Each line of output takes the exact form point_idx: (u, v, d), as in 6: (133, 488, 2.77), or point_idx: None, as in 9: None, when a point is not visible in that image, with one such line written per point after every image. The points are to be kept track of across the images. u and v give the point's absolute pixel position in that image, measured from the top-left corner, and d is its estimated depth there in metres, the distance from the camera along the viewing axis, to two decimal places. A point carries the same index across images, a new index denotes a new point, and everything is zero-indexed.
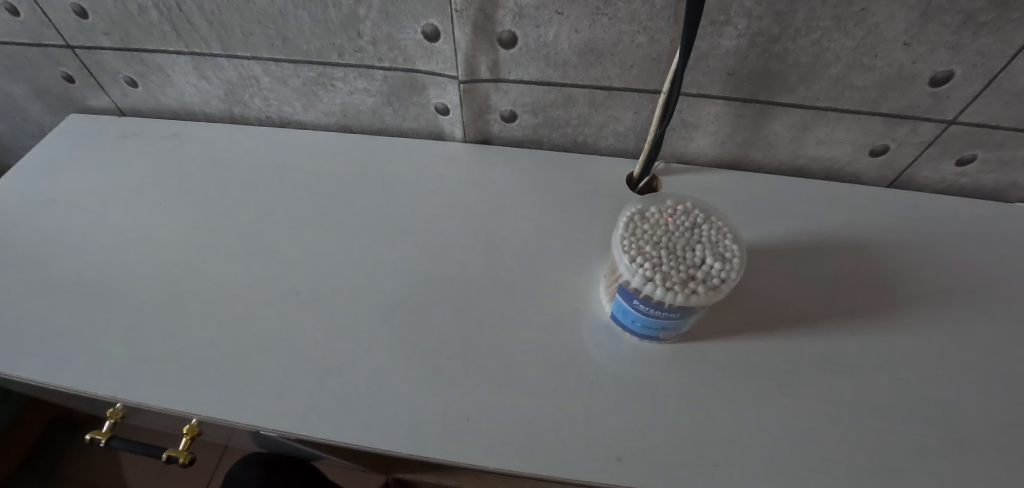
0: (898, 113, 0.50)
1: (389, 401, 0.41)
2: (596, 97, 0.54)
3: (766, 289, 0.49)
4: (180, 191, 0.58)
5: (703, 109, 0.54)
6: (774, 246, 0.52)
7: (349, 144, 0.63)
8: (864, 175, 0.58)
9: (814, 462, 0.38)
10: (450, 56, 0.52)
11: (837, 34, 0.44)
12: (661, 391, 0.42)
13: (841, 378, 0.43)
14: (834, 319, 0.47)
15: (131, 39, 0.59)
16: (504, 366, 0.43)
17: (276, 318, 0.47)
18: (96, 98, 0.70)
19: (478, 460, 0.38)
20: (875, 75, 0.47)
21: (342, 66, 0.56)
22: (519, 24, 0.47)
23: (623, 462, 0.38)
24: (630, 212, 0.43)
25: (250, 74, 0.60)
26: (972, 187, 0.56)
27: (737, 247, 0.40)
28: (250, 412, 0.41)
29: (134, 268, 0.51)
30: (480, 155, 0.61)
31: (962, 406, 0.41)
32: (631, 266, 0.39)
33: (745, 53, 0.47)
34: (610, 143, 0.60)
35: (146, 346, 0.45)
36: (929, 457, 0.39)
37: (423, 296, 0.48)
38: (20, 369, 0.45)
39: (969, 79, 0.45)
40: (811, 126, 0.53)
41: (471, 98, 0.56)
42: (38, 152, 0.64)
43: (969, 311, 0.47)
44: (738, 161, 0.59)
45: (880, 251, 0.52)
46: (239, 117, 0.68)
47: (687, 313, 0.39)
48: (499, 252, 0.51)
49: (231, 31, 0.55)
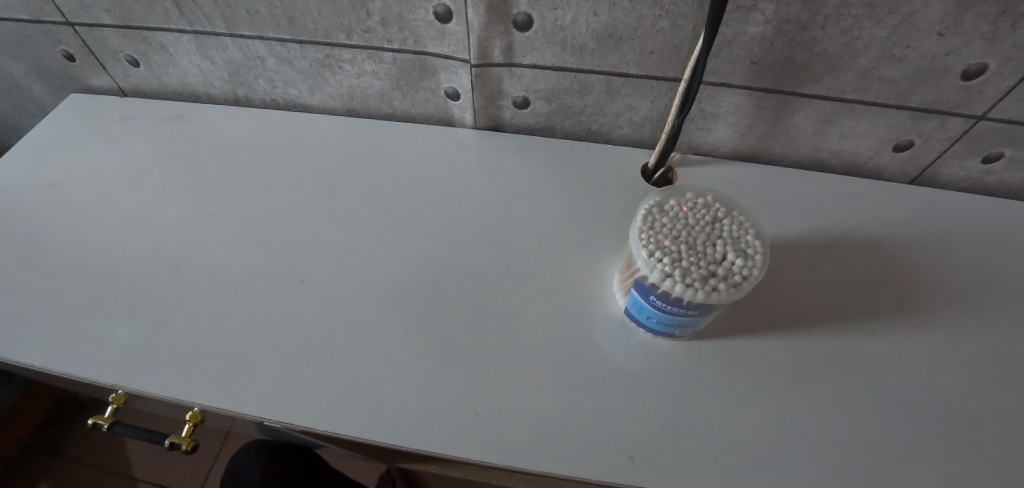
0: (925, 107, 0.48)
1: (395, 394, 0.40)
2: (613, 84, 0.52)
3: (784, 287, 0.47)
4: (181, 175, 0.57)
5: (722, 99, 0.52)
6: (794, 243, 0.51)
7: (356, 128, 0.61)
8: (887, 171, 0.56)
9: (832, 466, 0.37)
10: (461, 38, 0.50)
11: (869, 22, 0.42)
12: (674, 390, 0.41)
13: (862, 379, 0.42)
14: (854, 319, 0.45)
15: (134, 16, 0.57)
16: (514, 360, 0.42)
17: (282, 306, 0.46)
18: (98, 77, 0.68)
19: (488, 456, 0.37)
20: (906, 68, 0.45)
21: (350, 47, 0.54)
22: (535, 6, 0.45)
23: (636, 462, 0.37)
24: (648, 204, 0.42)
25: (255, 54, 0.58)
26: (997, 186, 0.55)
27: (760, 243, 0.39)
28: (254, 403, 0.40)
29: (138, 253, 0.50)
30: (490, 142, 0.59)
31: (984, 411, 0.40)
32: (650, 260, 0.37)
33: (771, 41, 0.45)
34: (625, 133, 0.58)
35: (148, 333, 0.44)
36: (952, 465, 0.37)
37: (431, 287, 0.47)
38: (19, 355, 0.44)
39: (1003, 73, 0.43)
40: (834, 119, 0.51)
41: (483, 83, 0.55)
42: (40, 133, 0.63)
43: (992, 313, 0.46)
44: (757, 154, 0.58)
45: (901, 251, 0.50)
46: (243, 99, 0.66)
47: (706, 311, 0.38)
48: (510, 242, 0.50)
49: (236, 9, 0.53)
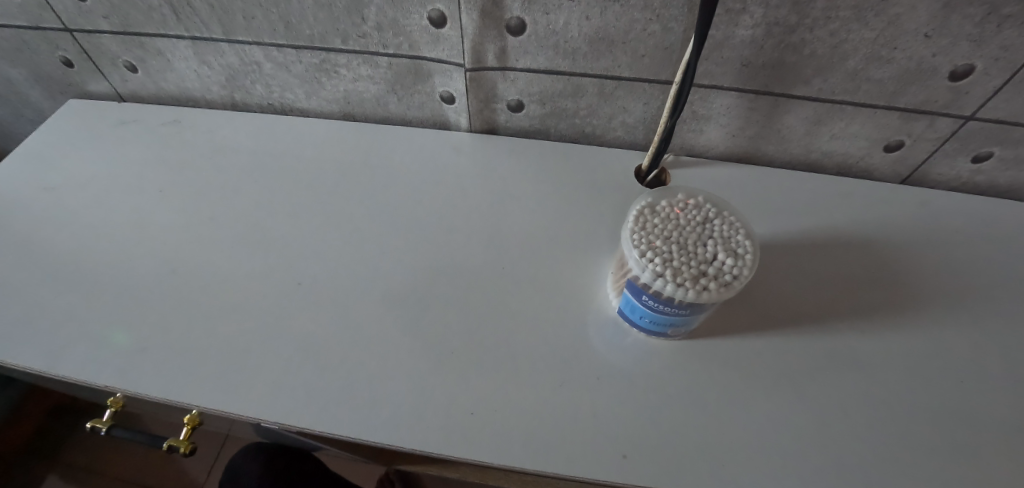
0: (914, 108, 0.49)
1: (391, 395, 0.41)
2: (606, 87, 0.52)
3: (777, 287, 0.48)
4: (179, 179, 0.57)
5: (714, 101, 0.52)
6: (786, 243, 0.51)
7: (352, 132, 0.61)
8: (878, 171, 0.57)
9: (822, 463, 0.38)
10: (456, 42, 0.50)
11: (857, 25, 0.42)
12: (667, 389, 0.41)
13: (852, 377, 0.42)
14: (845, 317, 0.46)
15: (132, 23, 0.58)
16: (509, 361, 0.42)
17: (279, 308, 0.46)
18: (96, 83, 0.69)
19: (483, 456, 0.37)
20: (894, 69, 0.45)
21: (346, 52, 0.55)
22: (528, 11, 0.46)
23: (630, 460, 0.37)
24: (640, 206, 0.42)
25: (252, 60, 0.59)
26: (987, 185, 0.55)
27: (750, 243, 0.39)
28: (251, 404, 0.40)
29: (135, 257, 0.51)
30: (486, 145, 0.60)
31: (974, 409, 0.41)
32: (641, 261, 0.38)
33: (761, 44, 0.45)
34: (619, 135, 0.58)
35: (146, 336, 0.45)
36: (942, 462, 0.38)
37: (427, 289, 0.47)
38: (17, 359, 0.44)
39: (990, 74, 0.44)
40: (825, 120, 0.52)
41: (477, 87, 0.55)
42: (38, 138, 0.63)
43: (981, 311, 0.46)
44: (749, 154, 0.58)
45: (892, 250, 0.51)
46: (241, 104, 0.66)
47: (697, 311, 0.38)
48: (505, 244, 0.50)
49: (233, 15, 0.53)
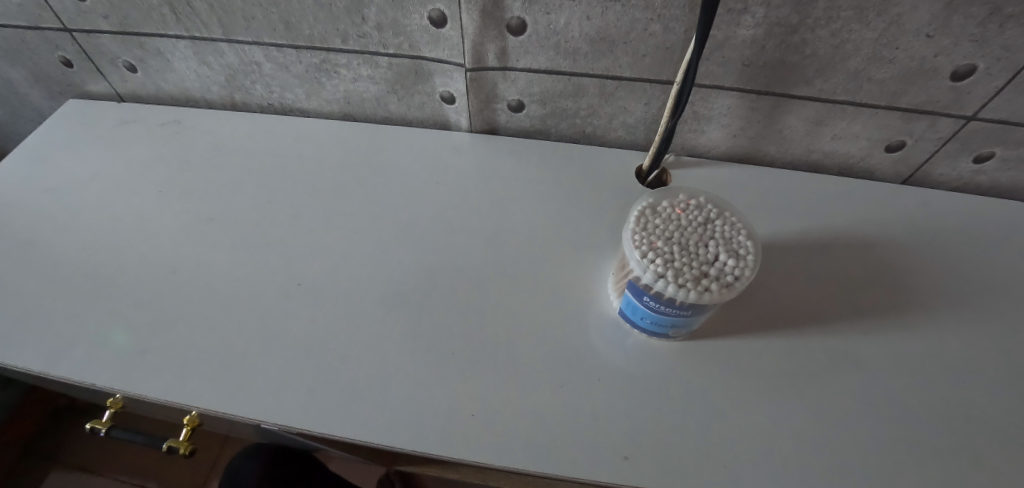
0: (916, 108, 0.48)
1: (391, 396, 0.40)
2: (606, 87, 0.52)
3: (778, 287, 0.48)
4: (179, 179, 0.57)
5: (715, 101, 0.52)
6: (787, 243, 0.51)
7: (353, 132, 0.61)
8: (879, 171, 0.57)
9: (824, 464, 0.38)
10: (456, 42, 0.50)
11: (858, 24, 0.42)
12: (668, 390, 0.41)
13: (854, 378, 0.42)
14: (847, 318, 0.46)
15: (131, 22, 0.58)
16: (510, 361, 0.42)
17: (279, 309, 0.46)
18: (96, 83, 0.69)
19: (483, 457, 0.37)
20: (896, 69, 0.45)
21: (346, 51, 0.55)
22: (528, 10, 0.46)
23: (631, 462, 0.37)
24: (641, 206, 0.42)
25: (252, 60, 0.59)
26: (989, 185, 0.55)
27: (751, 243, 0.39)
28: (251, 405, 0.40)
29: (135, 257, 0.50)
30: (486, 145, 0.59)
31: (976, 410, 0.40)
32: (643, 261, 0.38)
33: (762, 44, 0.45)
34: (619, 135, 0.58)
35: (146, 337, 0.45)
36: (945, 464, 0.38)
37: (427, 289, 0.47)
38: (16, 359, 0.44)
39: (992, 74, 0.44)
40: (826, 120, 0.52)
41: (478, 87, 0.55)
42: (37, 139, 0.63)
43: (983, 312, 0.46)
44: (751, 155, 0.58)
45: (893, 250, 0.51)
46: (241, 104, 0.66)
47: (698, 312, 0.38)
48: (506, 244, 0.50)
49: (232, 15, 0.53)
